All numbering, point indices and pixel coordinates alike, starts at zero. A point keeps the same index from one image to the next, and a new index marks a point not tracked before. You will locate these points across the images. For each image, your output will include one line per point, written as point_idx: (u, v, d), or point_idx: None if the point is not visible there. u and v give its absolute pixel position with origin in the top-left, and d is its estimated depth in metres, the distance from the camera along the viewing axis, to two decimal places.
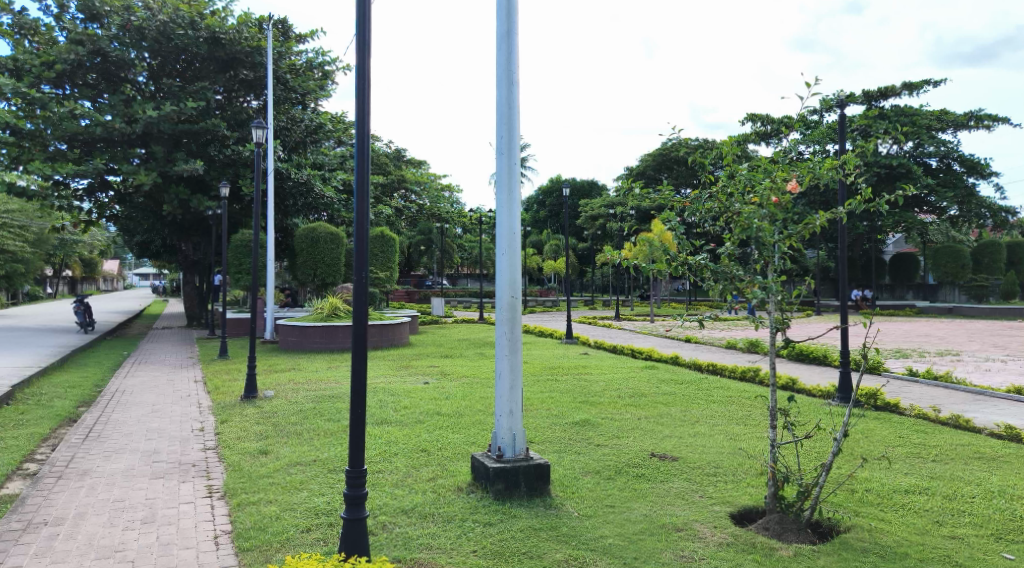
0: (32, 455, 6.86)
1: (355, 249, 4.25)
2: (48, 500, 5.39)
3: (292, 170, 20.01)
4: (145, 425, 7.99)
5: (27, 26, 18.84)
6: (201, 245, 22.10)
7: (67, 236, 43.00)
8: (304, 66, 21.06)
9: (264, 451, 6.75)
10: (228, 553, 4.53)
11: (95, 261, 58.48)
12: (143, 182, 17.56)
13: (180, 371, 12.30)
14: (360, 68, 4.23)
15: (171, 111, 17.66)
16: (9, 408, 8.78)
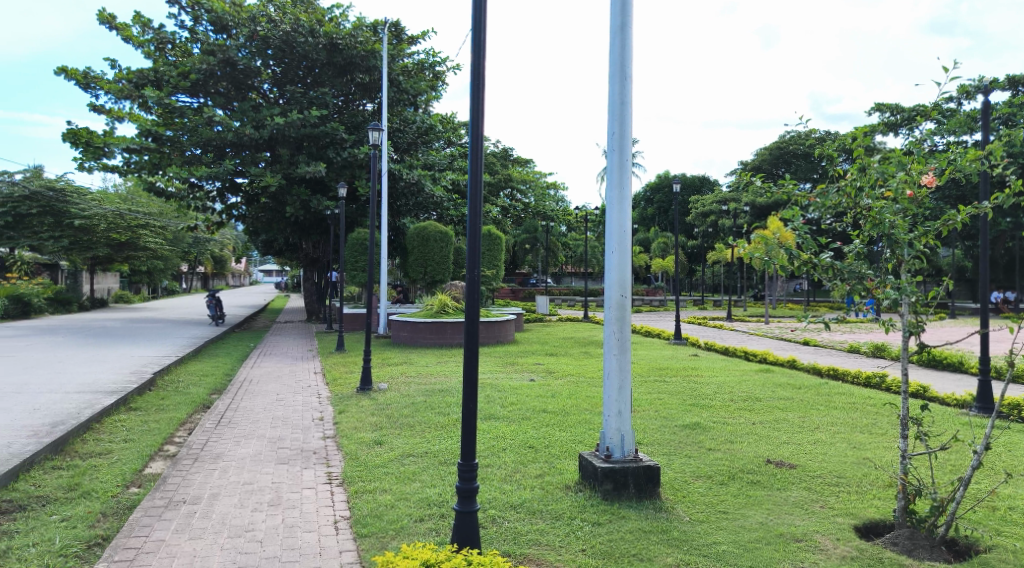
0: (171, 438, 7.44)
1: (468, 250, 4.32)
2: (186, 480, 5.84)
3: (404, 170, 20.61)
4: (271, 413, 8.49)
5: (167, 40, 20.45)
6: (320, 243, 23.27)
7: (201, 234, 46.50)
8: (415, 67, 21.72)
9: (379, 442, 7.01)
10: (347, 538, 4.73)
11: (225, 259, 62.88)
12: (269, 183, 18.68)
13: (300, 363, 12.97)
14: (474, 67, 4.30)
15: (295, 119, 18.72)
16: (152, 394, 9.59)
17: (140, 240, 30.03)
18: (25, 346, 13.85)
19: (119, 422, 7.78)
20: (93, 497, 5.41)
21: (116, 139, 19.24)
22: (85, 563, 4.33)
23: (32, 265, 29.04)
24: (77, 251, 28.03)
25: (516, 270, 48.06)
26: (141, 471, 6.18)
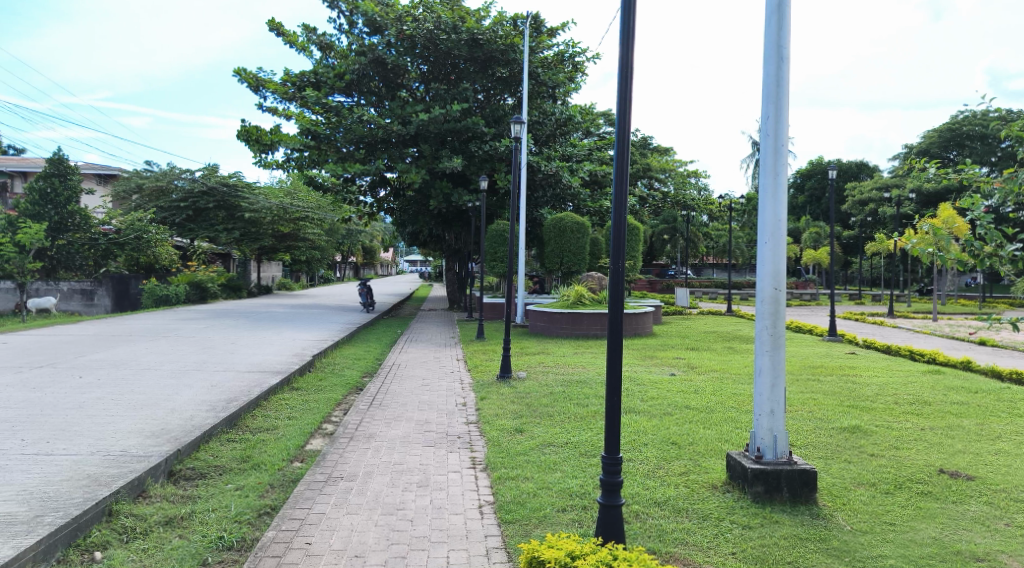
0: (329, 418, 7.94)
1: (612, 240, 4.23)
2: (343, 457, 6.21)
3: (542, 162, 20.68)
4: (417, 397, 8.86)
5: (325, 45, 21.85)
6: (461, 235, 23.95)
7: (353, 227, 49.44)
8: (555, 59, 21.79)
9: (520, 429, 7.10)
10: (492, 523, 4.83)
11: (374, 249, 66.52)
12: (414, 178, 19.44)
13: (444, 350, 13.43)
14: (623, 59, 4.20)
15: (439, 114, 19.30)
16: (312, 374, 10.30)
17: (300, 232, 32.39)
18: (205, 328, 15.37)
19: (283, 401, 8.42)
20: (263, 469, 5.87)
21: (281, 137, 20.87)
22: (258, 530, 4.69)
23: (209, 254, 32.18)
24: (246, 241, 30.73)
25: (654, 261, 47.15)
26: (303, 447, 6.65)
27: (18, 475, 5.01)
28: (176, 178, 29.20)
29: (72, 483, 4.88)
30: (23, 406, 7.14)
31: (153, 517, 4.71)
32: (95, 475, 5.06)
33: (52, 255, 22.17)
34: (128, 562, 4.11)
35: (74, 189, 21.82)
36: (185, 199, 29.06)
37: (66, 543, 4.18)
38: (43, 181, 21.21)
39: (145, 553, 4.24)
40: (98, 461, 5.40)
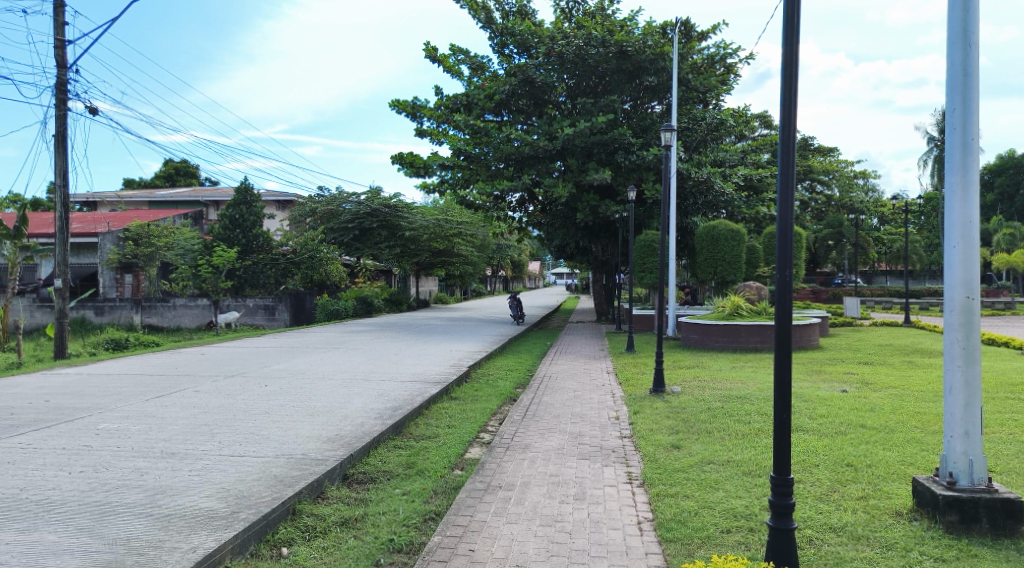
0: (485, 427, 8.17)
1: (777, 249, 3.95)
2: (501, 467, 6.35)
3: (693, 169, 20.15)
4: (570, 409, 8.89)
5: (476, 67, 22.67)
6: (608, 246, 23.93)
7: (503, 242, 50.84)
8: (706, 63, 21.19)
9: (677, 445, 6.91)
10: (653, 540, 4.71)
11: (523, 262, 68.02)
12: (562, 193, 19.59)
13: (595, 363, 13.38)
14: (785, 59, 3.99)
15: (585, 127, 19.36)
16: (468, 385, 10.66)
17: (455, 248, 33.74)
18: (372, 340, 16.41)
19: (443, 410, 8.76)
20: (426, 476, 6.12)
21: (435, 160, 21.94)
22: (424, 534, 4.89)
23: (373, 271, 34.35)
24: (406, 257, 32.77)
25: (818, 269, 44.32)
26: (463, 456, 6.87)
27: (217, 473, 5.58)
28: (344, 202, 31.10)
29: (263, 483, 5.36)
30: (220, 411, 7.96)
31: (332, 517, 5.06)
32: (281, 476, 5.53)
33: (240, 274, 24.79)
34: (311, 559, 4.41)
35: (258, 214, 24.40)
36: (352, 221, 31.06)
37: (258, 538, 4.57)
38: (232, 209, 24.07)
39: (325, 551, 4.54)
40: (283, 463, 5.90)
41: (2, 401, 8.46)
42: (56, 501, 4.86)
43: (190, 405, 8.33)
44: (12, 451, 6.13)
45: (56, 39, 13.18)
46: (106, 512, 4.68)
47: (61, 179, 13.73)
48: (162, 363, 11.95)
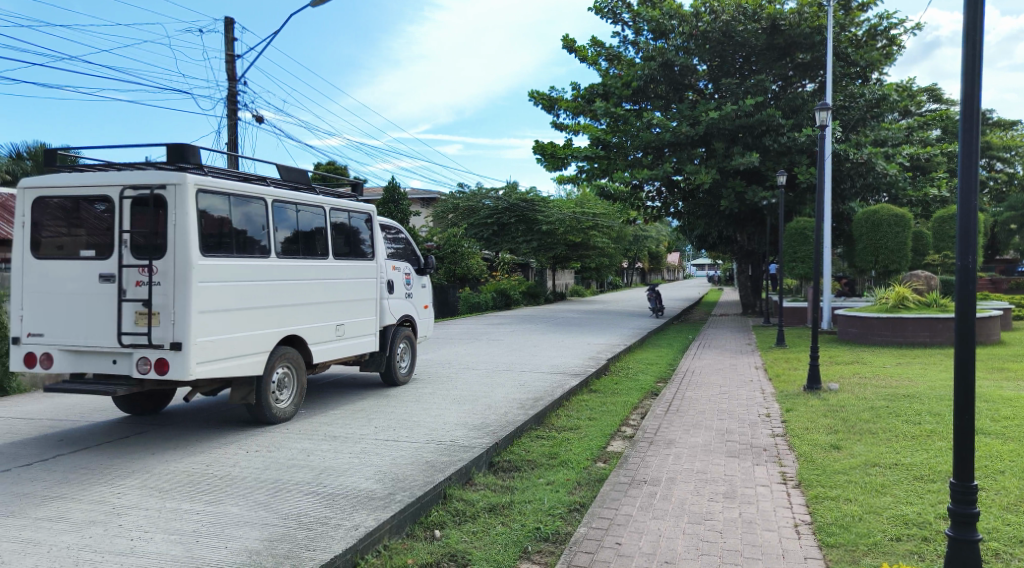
0: (627, 421, 8.07)
1: (959, 235, 3.52)
2: (645, 461, 6.24)
3: (852, 150, 18.87)
4: (716, 405, 8.58)
5: (613, 56, 22.36)
6: (755, 235, 22.90)
7: (639, 232, 50.12)
8: (865, 36, 19.83)
9: (837, 446, 6.46)
10: (812, 545, 4.44)
11: (660, 253, 66.79)
12: (705, 179, 18.89)
13: (741, 357, 12.83)
14: (967, 25, 3.57)
15: (730, 110, 18.54)
16: (608, 377, 10.56)
17: (591, 240, 33.66)
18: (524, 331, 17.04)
19: (583, 402, 8.73)
20: (569, 467, 6.14)
21: (573, 150, 21.96)
22: (570, 525, 4.91)
23: (511, 264, 35.01)
24: (542, 252, 32.67)
25: (997, 256, 39.97)
26: (605, 449, 6.82)
27: (374, 457, 5.91)
28: (484, 198, 32.07)
29: (416, 467, 5.61)
30: (374, 398, 8.43)
31: (480, 503, 5.19)
32: (431, 462, 5.76)
33: None
34: (462, 542, 4.54)
35: (405, 211, 25.36)
36: (491, 216, 31.83)
37: (413, 520, 4.79)
38: (381, 207, 25.25)
39: (475, 536, 4.66)
40: (434, 449, 6.14)
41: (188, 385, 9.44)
42: (236, 477, 5.35)
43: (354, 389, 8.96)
44: (199, 430, 6.83)
45: (227, 54, 14.45)
46: (279, 489, 5.09)
47: None
48: None
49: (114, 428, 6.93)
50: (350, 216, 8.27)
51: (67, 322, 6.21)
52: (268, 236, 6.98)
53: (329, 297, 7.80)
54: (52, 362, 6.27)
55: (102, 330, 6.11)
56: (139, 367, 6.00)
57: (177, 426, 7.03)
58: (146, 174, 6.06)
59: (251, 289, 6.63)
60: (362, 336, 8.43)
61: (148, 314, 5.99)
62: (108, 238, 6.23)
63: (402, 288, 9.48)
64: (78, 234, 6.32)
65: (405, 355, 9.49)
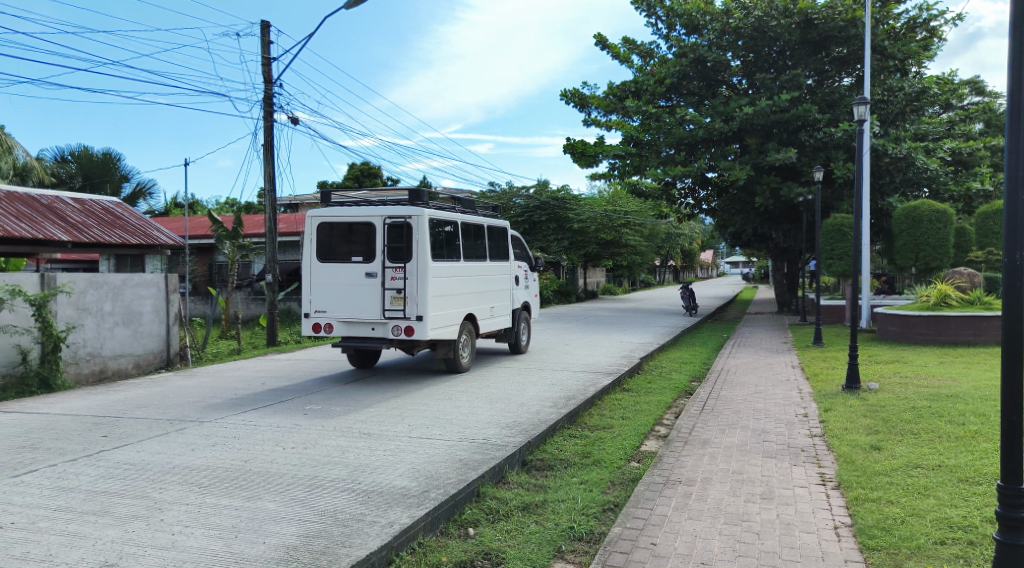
0: (661, 420, 8.00)
1: (1005, 229, 3.43)
2: (680, 461, 6.18)
3: (890, 145, 18.39)
4: (752, 405, 8.46)
5: (646, 52, 22.20)
6: (791, 232, 22.55)
7: (672, 229, 49.71)
8: (904, 28, 19.28)
9: (878, 447, 6.32)
10: (853, 548, 4.35)
11: (693, 251, 66.17)
12: (739, 176, 18.61)
13: (778, 356, 12.63)
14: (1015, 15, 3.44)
15: (765, 105, 18.21)
16: (642, 376, 10.49)
17: (623, 238, 33.50)
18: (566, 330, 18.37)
19: (616, 401, 8.68)
20: (603, 466, 6.10)
21: (605, 148, 21.93)
22: (604, 525, 4.88)
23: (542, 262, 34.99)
24: (574, 250, 32.61)
25: None
26: (639, 448, 6.77)
27: (409, 454, 5.95)
28: (515, 196, 31.89)
29: (449, 465, 5.63)
30: (408, 396, 8.49)
31: (513, 502, 5.18)
32: (465, 459, 5.77)
33: None
34: (496, 540, 4.54)
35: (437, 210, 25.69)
36: (523, 214, 31.85)
37: (447, 518, 4.81)
38: None
39: (509, 534, 4.65)
40: (467, 447, 6.16)
41: (227, 382, 9.63)
42: (274, 473, 5.43)
43: (393, 383, 9.38)
44: (237, 427, 6.94)
45: (263, 57, 14.66)
46: (315, 485, 5.15)
47: (268, 185, 15.30)
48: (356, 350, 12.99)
49: (155, 424, 7.08)
50: (489, 230, 11.57)
51: (342, 302, 9.50)
52: (459, 245, 10.33)
53: (483, 289, 11.12)
54: (331, 329, 9.57)
55: (370, 307, 9.42)
56: (394, 332, 9.33)
57: (389, 375, 10.08)
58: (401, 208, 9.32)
59: (449, 281, 9.87)
60: (499, 317, 11.73)
61: (401, 296, 9.29)
62: (368, 248, 9.49)
63: (524, 284, 12.78)
64: (344, 246, 9.59)
65: (523, 329, 12.70)
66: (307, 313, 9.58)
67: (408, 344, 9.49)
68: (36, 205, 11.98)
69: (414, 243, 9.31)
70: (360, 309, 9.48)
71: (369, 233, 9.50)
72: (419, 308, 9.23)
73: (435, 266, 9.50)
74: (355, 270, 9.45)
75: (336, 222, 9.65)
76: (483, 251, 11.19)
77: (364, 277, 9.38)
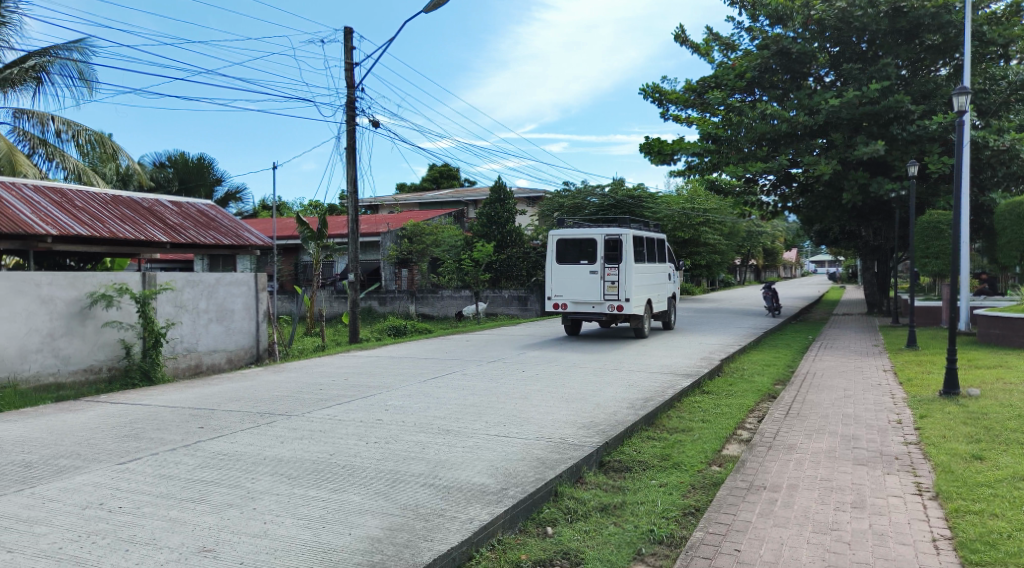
0: (743, 424, 7.77)
1: None
2: (764, 467, 5.99)
3: (991, 136, 17.27)
4: (841, 410, 8.11)
5: (728, 45, 21.64)
6: (881, 229, 21.51)
7: (754, 228, 48.30)
8: (1007, 12, 18.10)
9: (979, 456, 5.95)
10: (953, 562, 4.11)
11: (777, 250, 64.04)
12: (825, 171, 17.83)
13: (868, 359, 12.06)
14: None
15: (854, 97, 17.38)
16: (722, 379, 10.23)
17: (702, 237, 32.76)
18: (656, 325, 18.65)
19: (696, 403, 8.50)
20: (683, 469, 5.99)
21: (683, 145, 21.51)
22: (685, 529, 4.79)
23: None
24: None
25: None
26: (720, 452, 6.61)
27: (486, 451, 6.01)
28: (589, 195, 31.40)
29: (527, 463, 5.65)
30: (485, 394, 8.56)
31: (592, 502, 5.16)
32: (543, 458, 5.78)
33: (497, 267, 26.07)
34: (575, 540, 4.52)
35: (511, 209, 25.85)
36: (598, 213, 31.21)
37: (525, 516, 4.83)
38: (489, 207, 25.84)
39: (588, 535, 4.63)
40: (544, 446, 6.16)
41: (312, 378, 9.99)
42: (358, 467, 5.58)
43: (473, 380, 9.53)
44: (322, 421, 7.18)
45: (346, 63, 15.12)
46: (397, 480, 5.27)
47: (351, 187, 15.76)
48: (434, 348, 13.21)
49: (247, 417, 7.41)
50: (655, 240, 16.07)
51: (575, 290, 14.38)
52: (642, 252, 14.93)
53: (653, 282, 15.70)
54: (567, 307, 14.51)
55: (593, 293, 14.25)
56: (610, 309, 14.14)
57: (468, 372, 10.21)
58: (616, 228, 14.01)
59: (639, 278, 14.55)
60: (661, 301, 16.28)
61: (615, 285, 14.06)
62: (592, 255, 14.31)
63: (674, 279, 17.33)
64: (576, 253, 14.47)
65: (670, 307, 17.09)
66: (550, 297, 14.50)
67: (615, 318, 14.28)
68: (139, 209, 12.76)
69: (624, 252, 14.02)
70: (585, 294, 14.35)
71: (592, 245, 14.30)
72: (627, 293, 14.00)
73: (636, 267, 14.25)
74: (583, 269, 14.29)
75: (569, 236, 14.49)
76: (652, 256, 15.88)
77: (590, 273, 14.21)
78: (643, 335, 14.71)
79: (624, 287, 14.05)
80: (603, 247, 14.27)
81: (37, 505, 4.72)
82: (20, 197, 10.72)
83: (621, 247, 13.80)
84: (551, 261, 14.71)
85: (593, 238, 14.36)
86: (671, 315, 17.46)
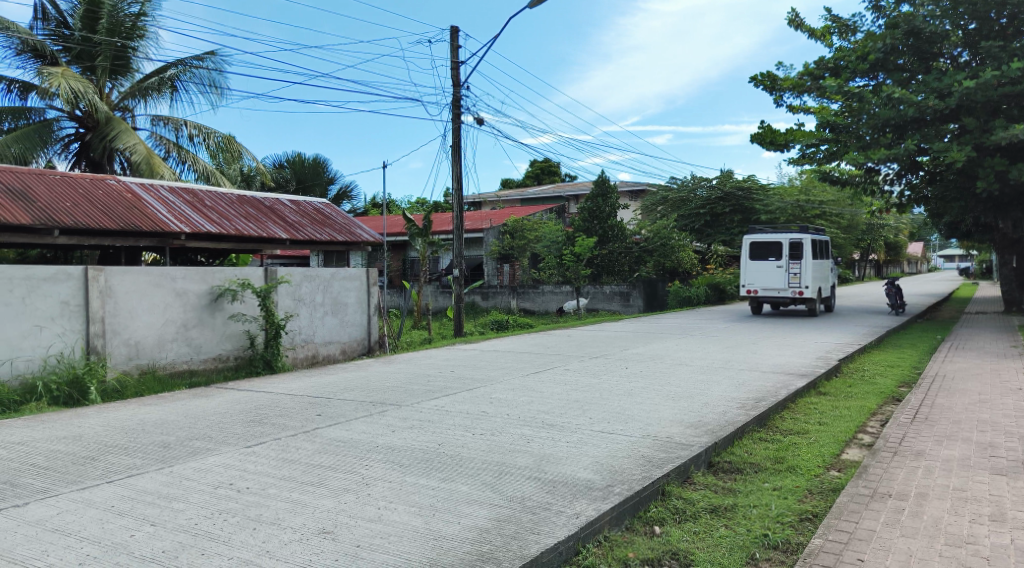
0: (865, 428, 7.34)
1: None
2: (888, 473, 5.63)
3: None
4: (976, 415, 7.50)
5: (847, 27, 20.48)
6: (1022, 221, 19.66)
7: (874, 220, 45.56)
8: None
9: None
10: None
11: (900, 243, 60.07)
12: (957, 158, 16.45)
13: (1006, 361, 11.09)
14: None
15: (992, 77, 15.97)
16: (840, 379, 9.70)
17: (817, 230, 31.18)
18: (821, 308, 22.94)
19: (811, 405, 8.09)
20: (798, 473, 5.73)
21: (798, 135, 20.61)
22: (802, 535, 4.57)
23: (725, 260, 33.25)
24: None
25: None
26: (840, 456, 6.28)
27: (591, 447, 5.98)
28: (696, 187, 30.91)
29: (634, 461, 5.57)
30: (589, 389, 8.52)
31: (701, 503, 5.02)
32: (649, 457, 5.69)
33: (597, 262, 25.98)
34: (683, 541, 4.42)
35: (614, 203, 25.45)
36: (704, 206, 30.34)
37: (632, 514, 4.76)
38: (591, 201, 25.45)
39: (697, 536, 4.51)
40: (650, 444, 6.05)
41: (420, 369, 10.29)
42: (465, 457, 5.70)
43: (577, 375, 9.50)
44: (431, 412, 7.38)
45: (452, 62, 15.41)
46: (503, 472, 5.33)
47: (456, 183, 16.08)
48: (537, 343, 13.26)
49: (360, 406, 7.72)
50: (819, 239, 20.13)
51: (765, 279, 18.96)
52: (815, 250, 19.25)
53: (821, 271, 19.94)
54: (758, 292, 19.12)
55: (780, 282, 18.77)
56: (794, 293, 18.67)
57: (572, 367, 10.19)
58: (798, 232, 18.32)
59: (815, 269, 18.92)
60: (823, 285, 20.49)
61: (798, 276, 18.56)
62: (778, 253, 18.76)
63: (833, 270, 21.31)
64: (765, 252, 18.95)
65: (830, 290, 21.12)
66: (745, 285, 19.17)
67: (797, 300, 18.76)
68: (262, 207, 13.57)
69: (805, 251, 18.35)
70: (773, 283, 18.90)
71: (778, 246, 18.72)
72: (807, 282, 18.46)
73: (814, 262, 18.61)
74: (771, 264, 18.82)
75: (760, 239, 18.97)
76: (821, 252, 19.95)
77: (777, 267, 18.72)
78: (817, 312, 19.18)
79: (805, 277, 18.52)
80: (788, 247, 18.64)
81: (175, 483, 5.12)
82: (157, 197, 11.63)
83: (804, 248, 18.18)
84: (744, 258, 19.28)
85: (779, 240, 18.77)
86: (832, 299, 21.45)
